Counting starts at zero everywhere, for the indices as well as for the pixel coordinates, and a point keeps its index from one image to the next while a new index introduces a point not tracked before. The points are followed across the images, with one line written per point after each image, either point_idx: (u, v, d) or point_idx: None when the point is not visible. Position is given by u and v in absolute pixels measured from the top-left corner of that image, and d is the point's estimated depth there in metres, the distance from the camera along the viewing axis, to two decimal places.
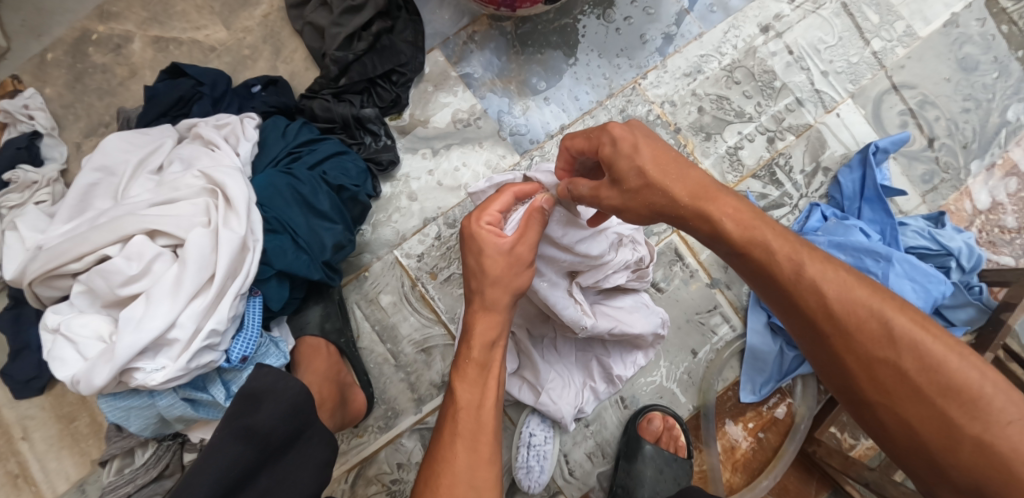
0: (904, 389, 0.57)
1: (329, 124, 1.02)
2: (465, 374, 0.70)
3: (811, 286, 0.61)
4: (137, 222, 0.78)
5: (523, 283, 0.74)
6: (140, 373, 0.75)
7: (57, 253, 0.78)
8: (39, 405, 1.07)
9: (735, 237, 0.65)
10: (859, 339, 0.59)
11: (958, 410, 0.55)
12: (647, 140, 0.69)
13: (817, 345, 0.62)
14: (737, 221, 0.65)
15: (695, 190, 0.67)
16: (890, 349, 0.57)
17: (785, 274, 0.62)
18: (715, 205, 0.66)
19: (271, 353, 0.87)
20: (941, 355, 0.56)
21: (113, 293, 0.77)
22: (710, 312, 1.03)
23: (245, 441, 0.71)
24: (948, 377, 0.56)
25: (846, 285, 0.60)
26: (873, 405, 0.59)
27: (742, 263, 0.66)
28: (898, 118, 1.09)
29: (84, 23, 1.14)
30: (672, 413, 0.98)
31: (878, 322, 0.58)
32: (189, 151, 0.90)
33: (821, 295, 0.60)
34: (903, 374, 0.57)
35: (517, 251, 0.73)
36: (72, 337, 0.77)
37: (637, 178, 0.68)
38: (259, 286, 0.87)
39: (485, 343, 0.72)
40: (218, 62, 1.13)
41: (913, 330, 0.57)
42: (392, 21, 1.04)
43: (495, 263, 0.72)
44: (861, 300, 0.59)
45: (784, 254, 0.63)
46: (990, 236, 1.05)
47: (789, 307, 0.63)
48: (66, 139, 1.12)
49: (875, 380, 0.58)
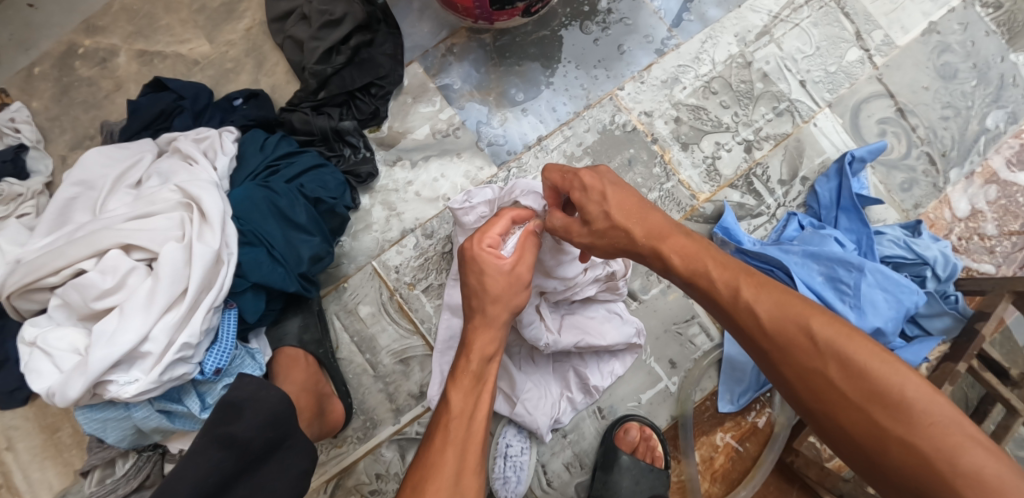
0: (835, 397, 0.58)
1: (309, 136, 1.03)
2: (459, 382, 0.69)
3: (746, 308, 0.64)
4: (113, 236, 0.79)
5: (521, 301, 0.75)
6: (114, 385, 0.75)
7: (34, 267, 0.79)
8: (22, 416, 1.08)
9: (681, 270, 0.70)
10: (791, 354, 0.61)
11: (884, 414, 0.56)
12: (615, 188, 0.73)
13: (762, 362, 0.65)
14: (684, 256, 0.70)
15: (650, 229, 0.72)
16: (819, 361, 0.59)
17: (725, 299, 0.66)
18: (665, 243, 0.71)
19: (247, 365, 0.87)
20: (865, 363, 0.57)
21: (88, 307, 0.78)
22: (687, 322, 1.03)
23: (224, 449, 0.71)
24: (873, 383, 0.57)
25: (777, 304, 0.63)
26: (814, 414, 0.60)
27: (692, 289, 0.70)
28: (877, 126, 1.09)
29: (71, 37, 1.16)
30: (649, 423, 0.98)
31: (806, 336, 0.60)
32: (167, 166, 0.91)
33: (756, 316, 0.63)
34: (832, 383, 0.58)
35: (515, 269, 0.75)
36: (47, 350, 0.77)
37: (603, 224, 0.73)
38: (235, 298, 0.87)
39: (483, 356, 0.72)
40: (202, 75, 1.14)
41: (839, 341, 0.59)
42: (371, 34, 1.05)
43: (496, 280, 0.74)
44: (789, 317, 0.61)
45: (723, 280, 0.66)
46: (970, 244, 1.05)
47: (734, 329, 0.66)
48: (52, 152, 1.13)
49: (810, 391, 0.60)
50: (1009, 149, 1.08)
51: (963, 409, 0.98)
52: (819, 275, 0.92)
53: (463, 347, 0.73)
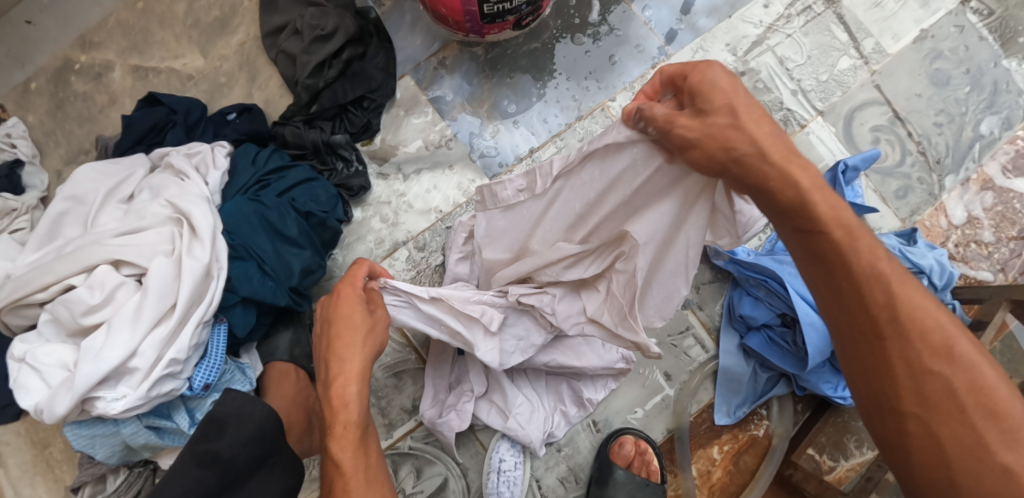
0: (945, 404, 0.53)
1: (301, 150, 1.03)
2: (345, 439, 0.64)
3: (882, 281, 0.55)
4: (101, 251, 0.78)
5: (372, 350, 0.68)
6: (100, 402, 0.73)
7: (24, 282, 0.78)
8: (15, 432, 1.12)
9: (819, 213, 0.55)
10: (916, 347, 0.54)
11: (995, 434, 0.51)
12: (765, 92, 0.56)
13: (864, 345, 0.56)
14: (824, 196, 0.55)
15: (790, 151, 0.55)
16: (945, 363, 0.54)
17: (858, 262, 0.55)
18: (806, 172, 0.54)
19: (237, 380, 0.86)
20: (992, 378, 0.53)
21: (77, 323, 0.76)
22: (682, 334, 1.01)
23: (204, 467, 0.70)
24: (996, 403, 0.52)
25: (914, 292, 0.55)
26: (904, 416, 0.54)
27: (802, 244, 0.57)
28: (870, 134, 1.09)
29: (66, 52, 1.17)
30: (644, 437, 0.96)
31: (942, 334, 0.54)
32: (159, 181, 0.90)
33: (892, 293, 0.54)
34: (952, 390, 0.53)
35: (376, 318, 0.70)
36: (36, 366, 0.76)
37: (739, 140, 0.54)
38: (225, 313, 0.86)
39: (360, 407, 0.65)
40: (196, 90, 1.15)
41: (973, 351, 0.54)
42: (363, 48, 1.05)
43: (355, 324, 0.68)
44: (926, 308, 0.55)
45: (862, 241, 0.55)
46: (967, 251, 1.04)
47: (842, 301, 0.56)
48: (47, 166, 1.14)
49: (917, 389, 0.54)
50: (1004, 155, 1.08)
51: None
52: None
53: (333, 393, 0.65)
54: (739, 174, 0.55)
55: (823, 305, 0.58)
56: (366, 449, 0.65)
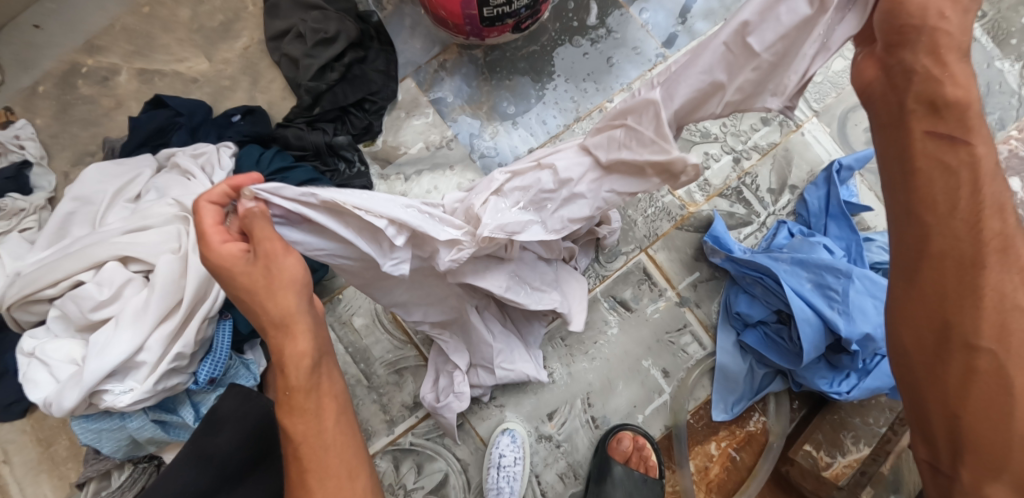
0: (1019, 345, 0.53)
1: (303, 151, 1.04)
2: (294, 405, 0.57)
3: (999, 207, 0.54)
4: (108, 248, 0.79)
5: (285, 307, 0.58)
6: (108, 395, 0.75)
7: (33, 279, 0.80)
8: (20, 429, 1.13)
9: (966, 130, 0.53)
10: (1012, 286, 0.53)
11: None
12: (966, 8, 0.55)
13: (953, 273, 0.53)
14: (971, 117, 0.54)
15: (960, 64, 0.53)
16: None
17: (985, 189, 0.53)
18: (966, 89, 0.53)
19: (242, 375, 0.88)
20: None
21: (85, 318, 0.78)
22: (680, 331, 1.02)
23: (198, 467, 0.69)
24: None
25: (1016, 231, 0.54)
26: (977, 351, 0.53)
27: (928, 150, 0.54)
28: (864, 134, 1.11)
29: (73, 56, 1.19)
30: (643, 433, 0.98)
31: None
32: (164, 181, 0.92)
33: (1006, 230, 0.54)
34: None
35: (278, 270, 0.58)
36: (45, 360, 0.77)
37: (947, 20, 0.53)
38: (230, 309, 0.85)
39: (307, 366, 0.58)
40: (200, 93, 1.17)
41: None
42: (364, 52, 1.07)
43: (254, 278, 0.58)
44: None
45: (993, 163, 0.54)
46: None
47: (952, 217, 0.53)
48: (54, 168, 1.16)
49: (1003, 326, 0.53)
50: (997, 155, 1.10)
51: None
52: (808, 283, 0.91)
53: (275, 359, 0.59)
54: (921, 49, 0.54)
55: (918, 224, 0.54)
56: (319, 411, 0.58)
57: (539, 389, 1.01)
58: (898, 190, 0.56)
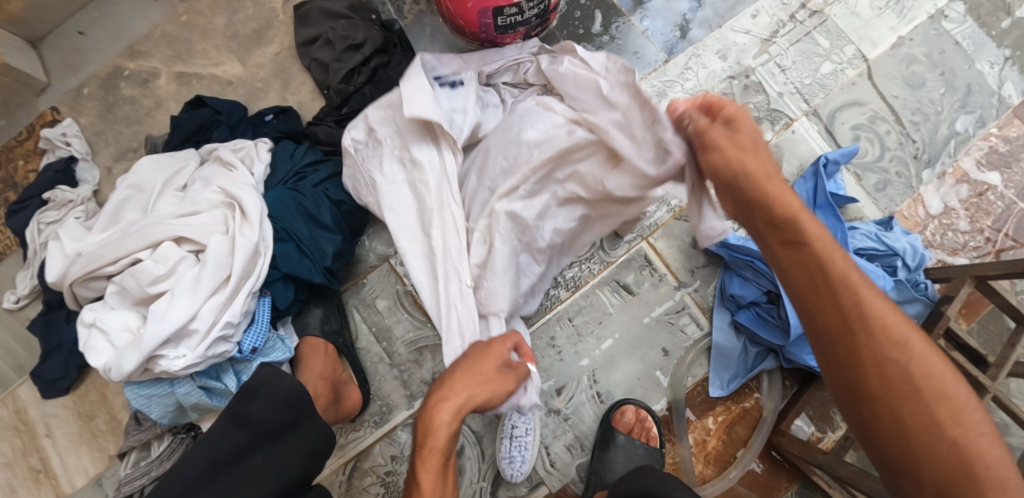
0: (903, 387, 0.62)
1: (332, 147, 1.13)
2: (429, 461, 0.73)
3: (850, 287, 0.64)
4: (165, 230, 0.88)
5: (460, 396, 0.76)
6: (164, 360, 0.83)
7: (95, 257, 0.88)
8: (62, 405, 1.22)
9: (802, 229, 0.67)
10: (880, 341, 0.63)
11: (944, 412, 0.61)
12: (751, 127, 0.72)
13: (840, 340, 0.65)
14: (806, 216, 0.68)
15: (769, 188, 0.69)
16: (903, 354, 0.63)
17: (835, 272, 0.65)
18: (789, 205, 0.68)
19: (278, 348, 0.96)
20: (947, 382, 0.62)
21: (143, 291, 0.86)
22: (679, 312, 1.10)
23: (238, 427, 0.81)
24: (937, 383, 0.62)
25: (876, 296, 0.65)
26: (873, 398, 0.63)
27: (793, 255, 0.68)
28: (851, 132, 1.20)
29: (116, 60, 1.29)
30: (644, 406, 1.06)
31: (902, 335, 0.63)
32: (209, 172, 1.00)
33: (859, 296, 0.64)
34: (908, 375, 0.62)
35: (488, 385, 0.78)
36: (104, 330, 0.86)
37: (748, 161, 0.70)
38: (268, 287, 0.96)
39: (449, 431, 0.74)
40: (235, 94, 1.26)
41: (922, 346, 0.64)
42: (387, 57, 1.17)
43: (483, 369, 0.79)
44: (888, 310, 0.64)
45: (835, 251, 0.66)
46: (943, 238, 1.16)
47: (820, 304, 0.66)
48: (98, 163, 1.26)
49: (882, 375, 0.63)
50: (978, 151, 1.19)
51: None
52: None
53: (426, 422, 0.75)
54: (742, 190, 0.71)
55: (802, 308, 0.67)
56: (445, 469, 0.74)
57: (547, 367, 1.09)
58: (788, 282, 0.69)
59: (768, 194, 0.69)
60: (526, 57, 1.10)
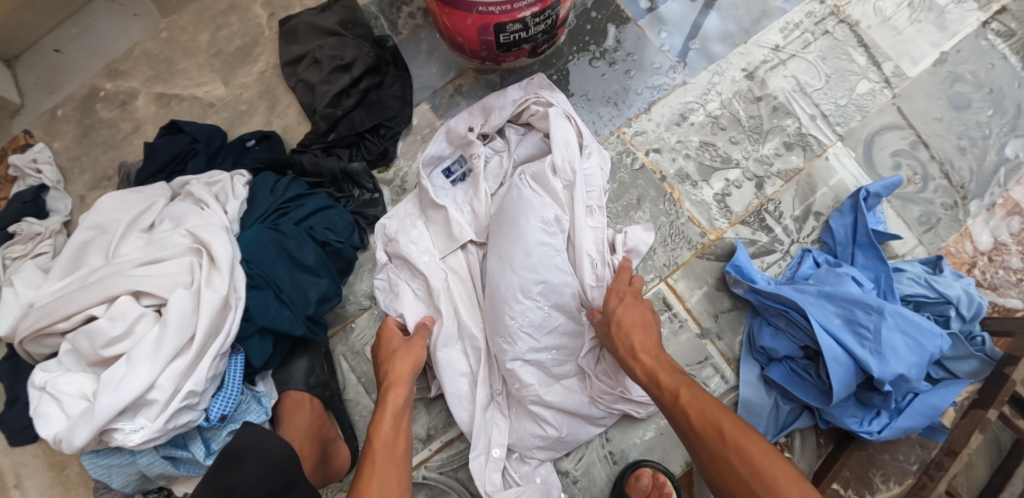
0: (734, 475, 0.69)
1: (318, 178, 1.04)
2: (381, 431, 0.79)
3: (679, 408, 0.76)
4: (123, 282, 0.79)
5: (399, 371, 0.86)
6: (119, 433, 0.74)
7: (46, 312, 0.79)
8: (32, 453, 1.12)
9: (644, 377, 0.82)
10: (705, 441, 0.72)
11: (765, 494, 0.66)
12: (629, 309, 0.88)
13: (690, 446, 0.75)
14: (646, 366, 0.82)
15: (627, 342, 0.85)
16: (723, 447, 0.71)
17: (666, 397, 0.78)
18: (635, 355, 0.83)
19: (253, 410, 0.87)
20: (764, 464, 0.68)
21: (97, 354, 0.77)
22: (701, 364, 0.99)
23: None
24: (759, 467, 0.68)
25: (695, 402, 0.75)
26: (719, 488, 0.71)
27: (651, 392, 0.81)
28: (891, 159, 1.08)
29: (93, 80, 1.19)
30: (663, 470, 0.94)
31: (718, 428, 0.72)
32: (179, 210, 0.90)
33: (686, 413, 0.75)
34: (732, 465, 0.69)
35: (404, 353, 0.88)
36: (56, 395, 0.76)
37: (620, 309, 0.88)
38: (241, 343, 0.86)
39: (395, 412, 0.82)
40: (217, 117, 1.17)
41: (740, 436, 0.70)
42: (380, 77, 1.07)
43: (394, 343, 0.90)
44: (708, 414, 0.73)
45: (669, 383, 0.79)
46: (995, 278, 1.03)
47: (672, 422, 0.78)
48: (72, 191, 1.16)
49: (719, 469, 0.71)
50: None
51: (995, 452, 1.01)
52: (836, 317, 0.88)
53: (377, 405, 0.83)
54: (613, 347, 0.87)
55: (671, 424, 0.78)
56: (393, 435, 0.79)
57: None
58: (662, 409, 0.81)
59: (624, 343, 0.85)
60: (530, 97, 1.01)
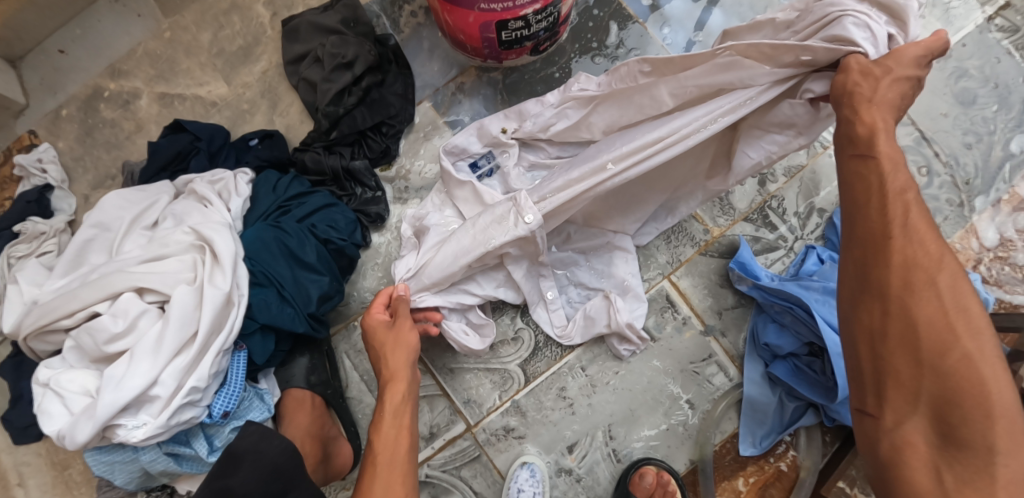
0: (927, 296, 0.57)
1: (320, 176, 1.04)
2: (382, 432, 0.75)
3: (904, 203, 0.60)
4: (125, 279, 0.79)
5: (394, 367, 0.82)
6: (121, 429, 0.74)
7: (49, 309, 0.79)
8: (36, 452, 1.12)
9: (870, 149, 0.63)
10: (916, 250, 0.58)
11: (964, 331, 0.55)
12: (897, 77, 0.67)
13: (878, 243, 0.60)
14: (880, 139, 0.64)
15: (869, 105, 0.65)
16: (935, 266, 0.57)
17: (890, 185, 0.61)
18: (874, 124, 0.64)
19: (255, 407, 0.87)
20: (971, 306, 0.56)
21: (100, 351, 0.77)
22: (705, 361, 0.99)
23: None
24: (965, 303, 0.56)
25: (920, 215, 0.60)
26: (887, 298, 0.58)
27: (853, 170, 0.64)
28: None
29: (97, 80, 1.20)
30: (667, 468, 0.94)
31: (940, 251, 0.58)
32: (182, 207, 0.90)
33: (908, 214, 0.59)
34: (932, 285, 0.57)
35: (397, 347, 0.83)
36: (58, 391, 0.76)
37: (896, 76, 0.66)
38: (244, 340, 0.86)
39: (395, 413, 0.78)
40: (219, 116, 1.17)
41: (959, 272, 0.58)
42: (382, 75, 1.07)
43: (387, 333, 0.84)
44: (933, 234, 0.59)
45: (899, 177, 0.62)
46: (1001, 275, 1.03)
47: (867, 211, 0.62)
48: (75, 191, 1.17)
49: (908, 282, 0.57)
50: None
51: None
52: None
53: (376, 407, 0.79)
54: (845, 105, 0.67)
55: (858, 210, 0.63)
56: (394, 433, 0.75)
57: (558, 420, 0.98)
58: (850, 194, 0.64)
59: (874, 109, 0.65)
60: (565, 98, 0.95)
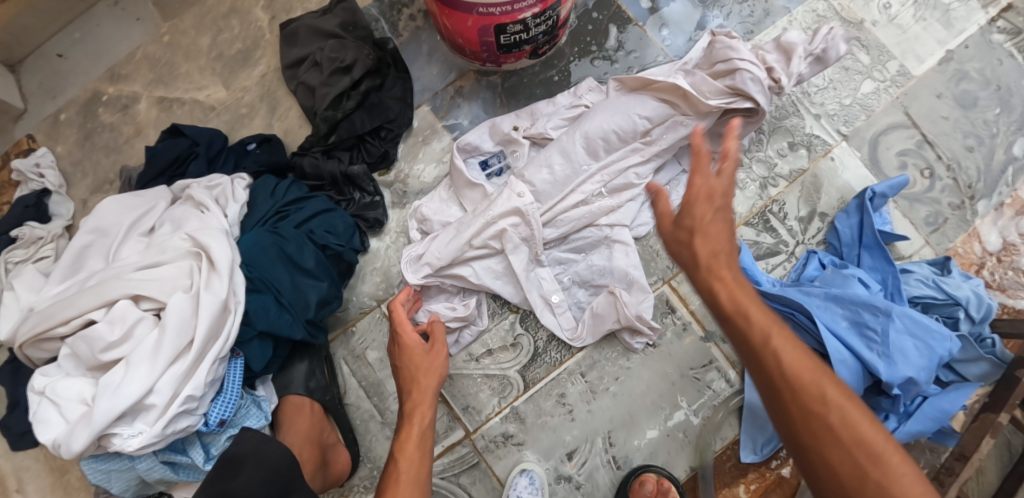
0: (833, 440, 0.56)
1: (319, 181, 1.03)
2: (405, 452, 0.76)
3: (770, 352, 0.60)
4: (122, 286, 0.78)
5: (423, 390, 0.84)
6: (117, 438, 0.73)
7: (46, 316, 0.79)
8: (34, 457, 1.12)
9: (726, 309, 0.63)
10: (804, 400, 0.58)
11: (873, 468, 0.54)
12: (711, 207, 0.65)
13: (774, 395, 0.60)
14: (729, 293, 0.63)
15: (709, 253, 0.64)
16: (823, 407, 0.57)
17: (753, 336, 0.61)
18: (720, 278, 0.64)
19: (252, 414, 0.86)
20: (871, 435, 0.55)
21: (95, 358, 0.76)
22: (705, 367, 0.99)
23: None
24: (860, 434, 0.55)
25: (792, 353, 0.60)
26: (806, 449, 0.58)
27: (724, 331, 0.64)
28: (897, 158, 1.07)
29: (95, 84, 1.19)
30: (667, 475, 0.92)
31: (819, 386, 0.58)
32: (179, 213, 0.90)
33: (781, 365, 0.59)
34: (829, 428, 0.56)
35: (426, 370, 0.85)
36: (54, 400, 0.76)
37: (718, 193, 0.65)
38: (241, 347, 0.85)
39: (418, 433, 0.78)
40: (218, 120, 1.17)
41: (845, 400, 0.57)
42: (381, 78, 1.06)
43: (418, 355, 0.87)
44: (808, 371, 0.58)
45: (763, 326, 0.61)
46: (1004, 280, 1.02)
47: (750, 365, 0.62)
48: (74, 196, 1.16)
49: (812, 433, 0.57)
50: None
51: (1007, 456, 0.99)
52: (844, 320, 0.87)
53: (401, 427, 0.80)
54: (682, 254, 0.66)
55: (746, 363, 0.62)
56: (419, 455, 0.76)
57: (557, 426, 0.97)
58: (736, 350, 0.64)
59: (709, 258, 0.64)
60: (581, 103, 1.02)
